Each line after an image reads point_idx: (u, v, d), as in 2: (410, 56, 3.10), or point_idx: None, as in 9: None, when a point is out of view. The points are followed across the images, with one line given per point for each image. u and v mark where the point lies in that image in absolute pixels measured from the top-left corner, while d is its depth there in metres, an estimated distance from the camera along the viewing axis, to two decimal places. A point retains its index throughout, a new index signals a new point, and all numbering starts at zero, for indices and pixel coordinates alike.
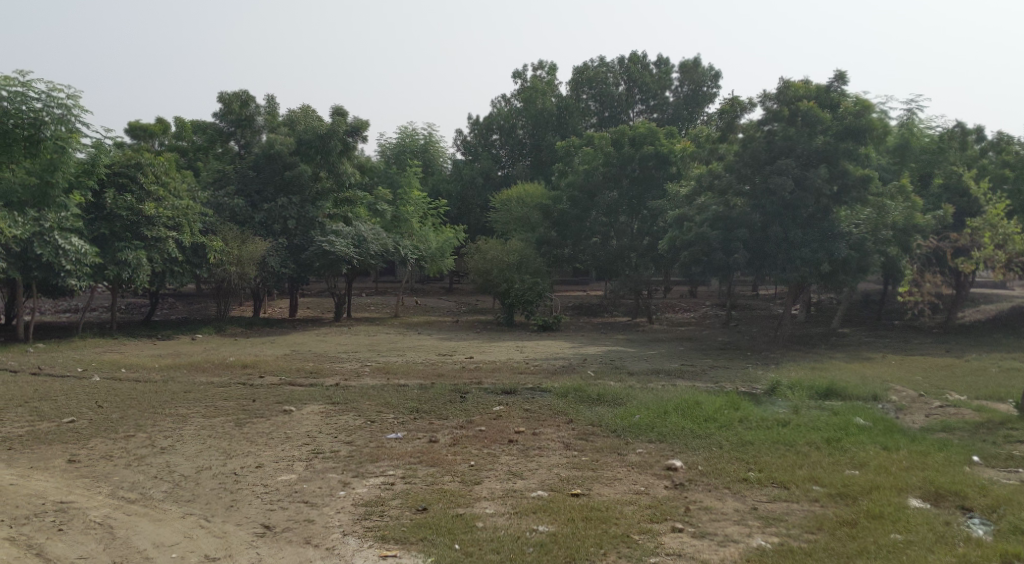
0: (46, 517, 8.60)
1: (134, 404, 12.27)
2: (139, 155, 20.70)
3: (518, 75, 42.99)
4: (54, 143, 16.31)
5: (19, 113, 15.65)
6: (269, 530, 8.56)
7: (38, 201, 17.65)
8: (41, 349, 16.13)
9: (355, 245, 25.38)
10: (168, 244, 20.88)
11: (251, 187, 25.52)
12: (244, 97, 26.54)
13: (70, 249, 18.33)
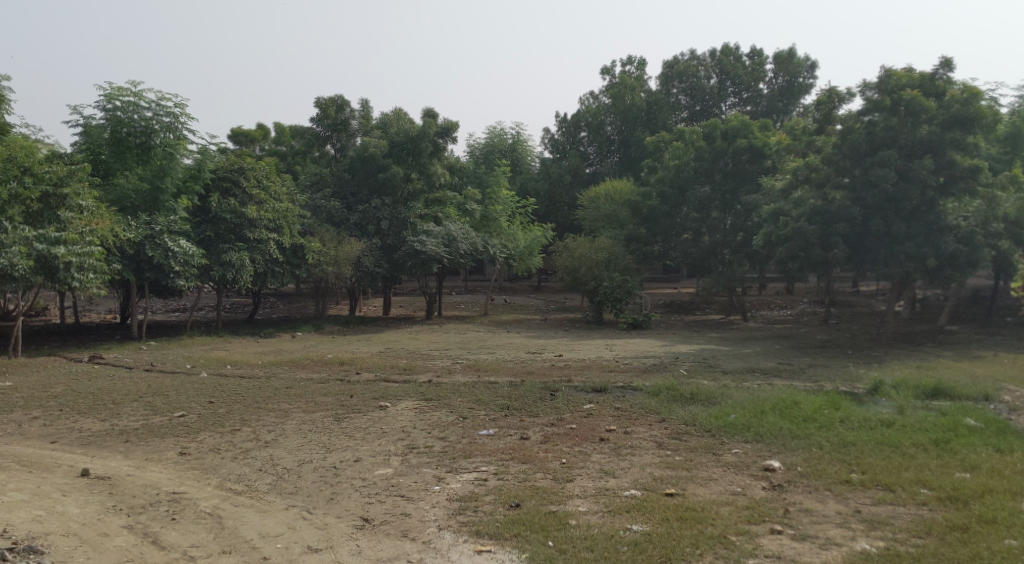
0: (161, 506, 9.04)
1: (239, 399, 12.77)
2: (242, 160, 21.65)
3: (606, 71, 42.66)
4: (161, 149, 19.37)
5: (130, 122, 18.99)
6: (368, 523, 8.77)
7: (149, 206, 19.53)
8: (153, 346, 16.96)
9: (445, 244, 25.69)
10: (269, 245, 21.56)
11: (347, 190, 26.45)
12: (339, 102, 27.25)
13: (179, 251, 18.97)
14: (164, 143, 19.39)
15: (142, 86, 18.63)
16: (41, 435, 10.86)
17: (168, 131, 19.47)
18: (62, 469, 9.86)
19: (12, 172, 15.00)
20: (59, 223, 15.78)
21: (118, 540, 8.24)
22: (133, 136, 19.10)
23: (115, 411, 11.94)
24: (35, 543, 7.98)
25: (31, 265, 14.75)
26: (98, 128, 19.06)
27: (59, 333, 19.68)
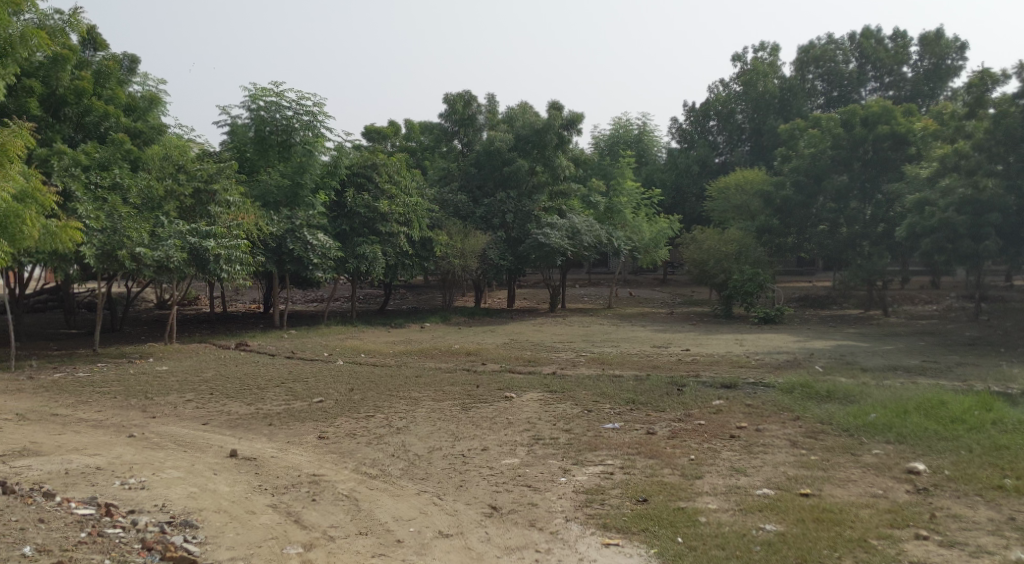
0: (302, 488, 9.49)
1: (373, 387, 13.22)
2: (375, 156, 22.28)
3: (737, 58, 41.58)
4: (301, 146, 20.38)
5: (274, 120, 20.12)
6: (496, 512, 8.91)
7: (290, 201, 20.37)
8: (293, 335, 17.74)
9: (570, 237, 25.68)
10: (400, 239, 22.10)
11: (473, 184, 26.97)
12: (467, 98, 27.93)
13: (317, 244, 19.65)
14: (303, 141, 20.35)
15: (284, 87, 19.62)
16: (195, 416, 11.57)
17: (307, 129, 20.33)
18: (213, 449, 10.49)
19: (167, 170, 16.31)
20: (210, 217, 16.69)
21: (264, 518, 8.68)
22: (276, 135, 20.19)
23: (259, 395, 12.60)
24: (191, 517, 8.52)
25: (186, 257, 15.48)
26: (244, 128, 20.50)
27: (208, 321, 20.94)
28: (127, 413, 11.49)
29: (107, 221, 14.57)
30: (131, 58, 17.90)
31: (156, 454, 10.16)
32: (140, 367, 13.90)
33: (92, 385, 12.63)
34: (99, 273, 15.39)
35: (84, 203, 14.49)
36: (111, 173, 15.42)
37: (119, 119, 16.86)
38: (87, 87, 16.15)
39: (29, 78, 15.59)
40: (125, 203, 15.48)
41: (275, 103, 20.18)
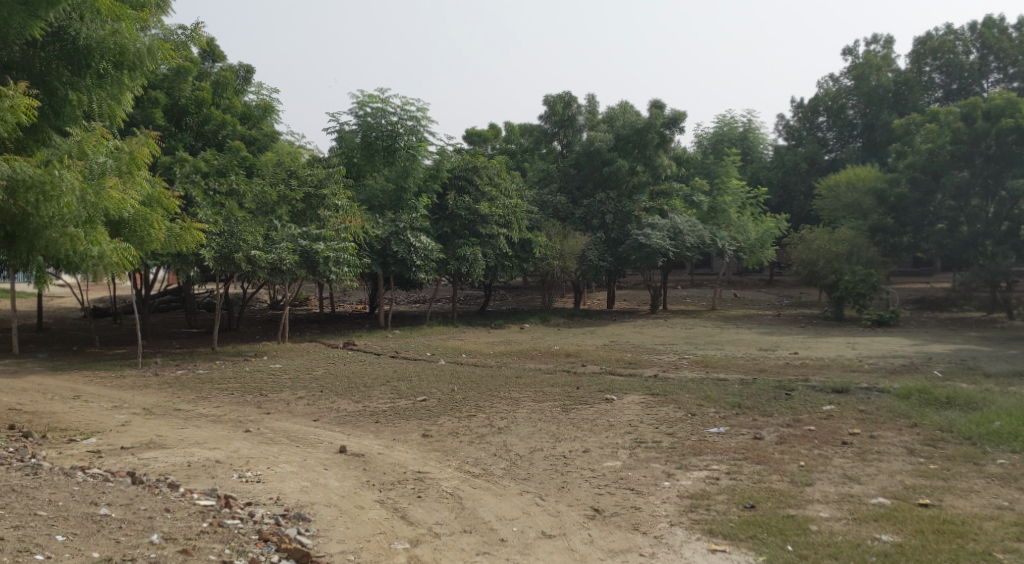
0: (408, 484, 9.68)
1: (475, 387, 13.38)
2: (475, 159, 22.53)
3: (847, 51, 40.21)
4: (404, 151, 20.94)
5: (379, 126, 20.89)
6: (598, 514, 8.89)
7: (394, 204, 20.95)
8: (398, 335, 18.15)
9: (671, 238, 25.39)
10: (500, 241, 22.28)
11: (572, 184, 27.14)
12: (568, 99, 28.08)
13: (420, 247, 20.00)
14: (406, 146, 20.92)
15: (389, 92, 19.97)
16: (306, 413, 11.98)
17: (411, 134, 21.03)
18: (323, 444, 10.83)
19: (280, 176, 16.93)
20: (319, 221, 17.23)
21: (372, 513, 8.90)
22: (381, 140, 21.00)
23: (366, 393, 12.94)
24: (304, 511, 8.81)
25: (297, 259, 15.97)
26: (351, 134, 21.22)
27: (317, 321, 21.67)
28: (244, 409, 11.99)
29: (224, 225, 15.23)
30: (246, 68, 18.64)
31: (271, 448, 10.56)
32: (255, 365, 14.48)
33: (210, 382, 13.23)
34: (217, 275, 16.12)
35: (204, 208, 15.23)
36: (228, 180, 16.15)
37: (235, 127, 17.68)
38: (206, 97, 16.97)
39: (155, 90, 16.52)
40: (241, 208, 16.13)
41: (380, 110, 20.95)
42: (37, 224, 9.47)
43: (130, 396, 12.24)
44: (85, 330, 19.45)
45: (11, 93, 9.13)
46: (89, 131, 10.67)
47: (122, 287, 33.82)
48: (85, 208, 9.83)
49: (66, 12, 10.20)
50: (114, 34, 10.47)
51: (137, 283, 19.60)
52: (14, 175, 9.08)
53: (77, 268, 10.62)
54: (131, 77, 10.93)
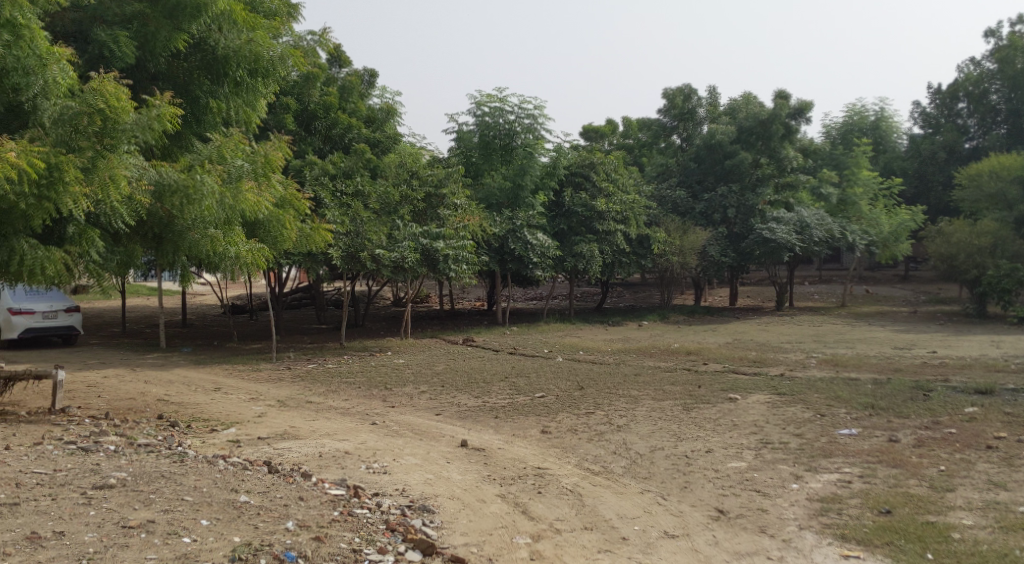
0: (529, 480, 9.75)
1: (594, 384, 13.36)
2: (592, 155, 22.48)
3: (991, 32, 37.74)
4: (521, 148, 21.20)
5: (497, 125, 21.13)
6: (723, 515, 8.71)
7: (512, 202, 20.98)
8: (516, 332, 18.35)
9: (797, 232, 24.69)
10: (617, 237, 22.22)
11: (693, 179, 26.80)
12: (688, 91, 27.95)
13: (537, 244, 20.13)
14: (524, 144, 21.16)
15: (503, 90, 19.88)
16: (429, 407, 12.25)
17: (528, 132, 21.20)
18: (445, 438, 11.04)
19: (402, 177, 17.27)
20: (439, 220, 17.56)
21: (494, 507, 9.01)
22: (500, 139, 21.24)
23: (485, 389, 13.12)
24: (428, 503, 9.00)
25: (418, 257, 16.32)
26: (469, 135, 21.63)
27: (438, 317, 22.16)
28: (370, 402, 12.37)
29: (351, 225, 15.77)
30: (371, 72, 19.29)
31: (396, 441, 10.86)
32: (380, 360, 14.93)
33: (338, 376, 13.72)
34: (344, 273, 16.74)
35: (332, 209, 15.81)
36: (354, 181, 16.67)
37: (361, 131, 18.24)
38: (334, 101, 17.70)
39: (286, 96, 17.30)
40: (367, 208, 16.62)
41: (496, 109, 21.23)
42: (181, 227, 10.14)
43: (265, 389, 12.84)
44: (225, 327, 20.58)
45: (158, 102, 9.79)
46: (228, 137, 11.16)
47: (257, 286, 35.58)
48: (224, 210, 10.33)
49: (207, 23, 10.83)
50: (249, 43, 11.00)
51: (272, 281, 20.58)
52: (161, 180, 9.84)
53: (217, 267, 11.19)
54: (264, 84, 11.54)
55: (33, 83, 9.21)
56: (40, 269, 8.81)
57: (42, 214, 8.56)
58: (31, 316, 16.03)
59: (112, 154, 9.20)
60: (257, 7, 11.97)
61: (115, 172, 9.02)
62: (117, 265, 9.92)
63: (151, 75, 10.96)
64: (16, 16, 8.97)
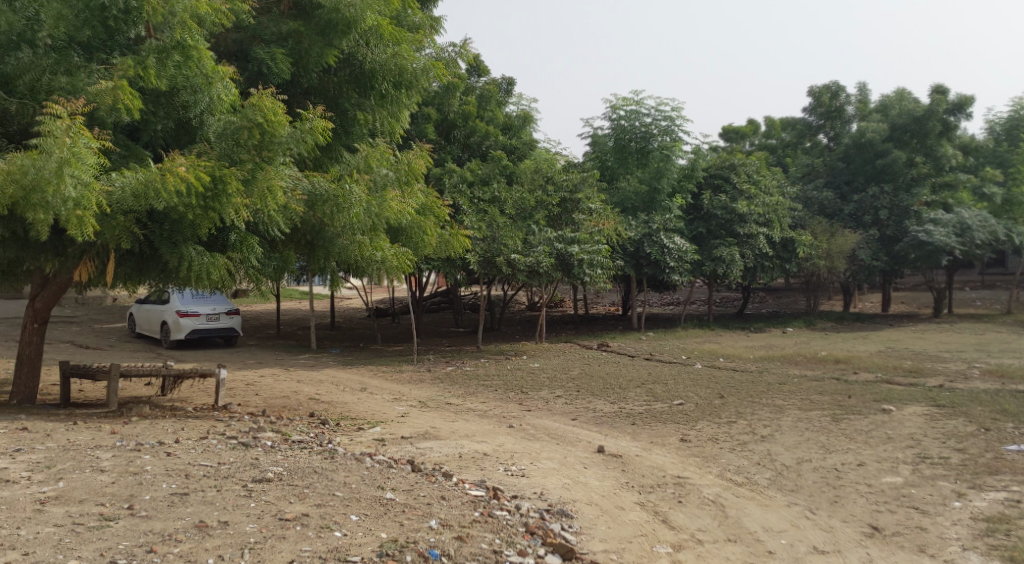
0: (668, 488, 9.60)
1: (736, 392, 13.03)
2: (731, 157, 22.53)
3: None
4: (658, 151, 20.94)
5: (633, 128, 21.05)
6: (878, 532, 8.30)
7: (647, 206, 21.03)
8: (653, 337, 18.16)
9: (958, 234, 23.21)
10: (760, 241, 21.43)
11: (841, 179, 25.87)
12: (835, 89, 27.03)
13: (674, 248, 19.85)
14: (660, 147, 20.88)
15: (643, 93, 19.86)
16: (565, 412, 12.28)
17: (665, 134, 21.05)
18: (582, 443, 11.03)
19: (537, 182, 17.45)
20: (574, 225, 17.59)
21: (633, 515, 8.92)
22: (636, 142, 21.15)
23: (622, 395, 13.04)
24: (567, 507, 8.98)
25: (554, 262, 16.40)
26: (603, 139, 21.77)
27: (574, 322, 22.23)
28: (507, 405, 12.53)
29: (487, 230, 16.15)
30: (508, 80, 19.64)
31: (533, 444, 10.94)
32: (516, 364, 15.11)
33: (476, 378, 13.98)
34: (480, 278, 17.08)
35: (469, 216, 16.18)
36: (490, 188, 17.00)
37: (497, 137, 18.61)
38: (472, 110, 18.17)
39: (427, 107, 17.83)
40: (503, 214, 16.95)
41: (633, 112, 21.29)
42: (331, 233, 10.64)
43: (408, 389, 13.24)
44: (369, 329, 21.39)
45: (311, 116, 10.20)
46: (375, 147, 11.59)
47: (399, 290, 36.78)
48: (370, 218, 10.69)
49: (356, 39, 11.34)
50: (395, 57, 11.44)
51: (413, 285, 21.22)
52: (313, 191, 10.36)
53: (364, 272, 11.61)
54: (408, 95, 11.93)
55: (200, 100, 9.91)
56: (206, 275, 9.40)
57: (207, 223, 9.15)
58: (196, 318, 17.19)
59: (269, 166, 9.70)
60: (402, 20, 12.42)
61: (272, 183, 9.49)
62: (273, 270, 10.54)
63: (303, 90, 11.50)
64: (186, 38, 9.67)
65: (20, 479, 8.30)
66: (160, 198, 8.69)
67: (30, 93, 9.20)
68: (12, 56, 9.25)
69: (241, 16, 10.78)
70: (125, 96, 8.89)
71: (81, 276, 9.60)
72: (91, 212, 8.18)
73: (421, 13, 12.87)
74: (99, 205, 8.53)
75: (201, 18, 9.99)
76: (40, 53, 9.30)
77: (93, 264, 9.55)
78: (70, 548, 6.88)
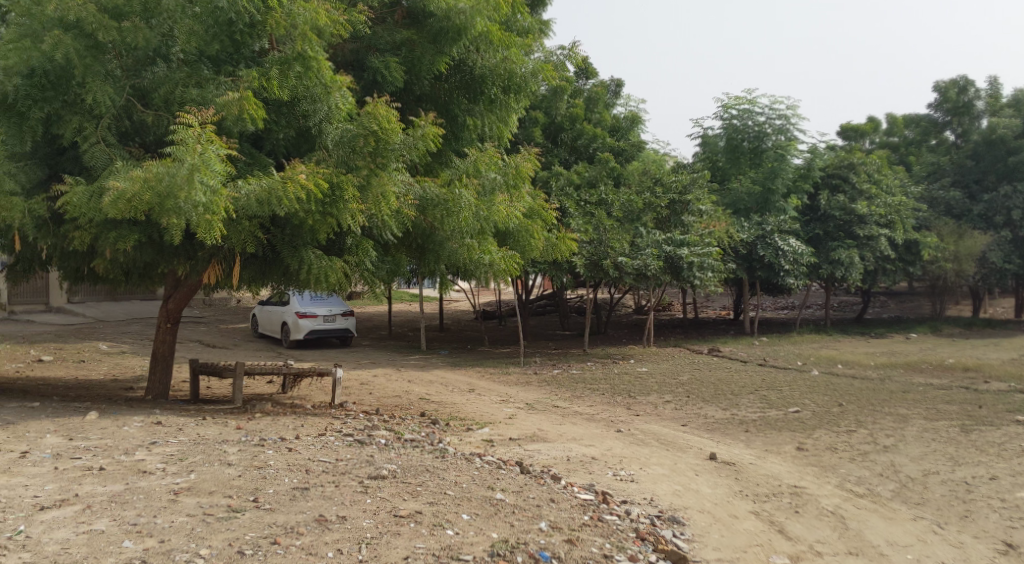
0: (784, 498, 9.33)
1: (855, 400, 12.57)
2: (852, 156, 21.65)
3: None
4: (772, 151, 20.48)
5: (746, 128, 20.67)
6: (1013, 550, 7.86)
7: (762, 207, 20.52)
8: (766, 342, 17.71)
9: None
10: (881, 243, 20.59)
11: (969, 178, 24.59)
12: (964, 83, 25.82)
13: (789, 250, 19.31)
14: (775, 147, 20.48)
15: (755, 92, 19.52)
16: (674, 417, 12.11)
17: (780, 133, 20.54)
18: (693, 450, 10.85)
19: (646, 184, 17.32)
20: (683, 227, 17.28)
21: (747, 524, 8.71)
22: (748, 141, 20.70)
23: (734, 401, 12.76)
24: (678, 514, 8.84)
25: (662, 265, 16.21)
26: (714, 139, 21.34)
27: (682, 326, 21.91)
28: (615, 410, 12.46)
29: (594, 233, 16.15)
30: (617, 82, 19.74)
31: (642, 450, 10.83)
32: (624, 368, 15.01)
33: (583, 382, 13.96)
34: (587, 281, 17.06)
35: (576, 218, 16.22)
36: (598, 191, 17.04)
37: (605, 140, 18.55)
38: (579, 112, 18.30)
39: (536, 110, 18.12)
40: (609, 216, 16.87)
41: (747, 111, 20.97)
42: (441, 237, 10.87)
43: (516, 391, 13.34)
44: (478, 331, 21.71)
45: (423, 123, 10.26)
46: (484, 152, 11.74)
47: (504, 293, 37.09)
48: (478, 221, 10.86)
49: (466, 46, 11.59)
50: (505, 61, 11.71)
51: (520, 290, 21.35)
52: (424, 195, 10.52)
53: (472, 275, 11.81)
54: (517, 99, 12.13)
55: (318, 110, 10.15)
56: (324, 278, 9.72)
57: (326, 228, 9.46)
58: (314, 319, 17.83)
59: (383, 172, 9.96)
60: (512, 25, 12.56)
61: (386, 189, 9.76)
62: (386, 273, 10.82)
63: (416, 97, 11.67)
64: (306, 49, 9.97)
65: (155, 470, 8.78)
66: (283, 204, 9.01)
67: (165, 105, 9.74)
68: (150, 71, 9.86)
69: (358, 27, 11.06)
70: (250, 106, 9.29)
71: (209, 279, 10.05)
72: (218, 217, 8.59)
73: (530, 17, 13.01)
74: (226, 211, 8.89)
75: (320, 30, 10.31)
76: (173, 67, 9.87)
77: (221, 267, 10.02)
78: (201, 537, 7.21)
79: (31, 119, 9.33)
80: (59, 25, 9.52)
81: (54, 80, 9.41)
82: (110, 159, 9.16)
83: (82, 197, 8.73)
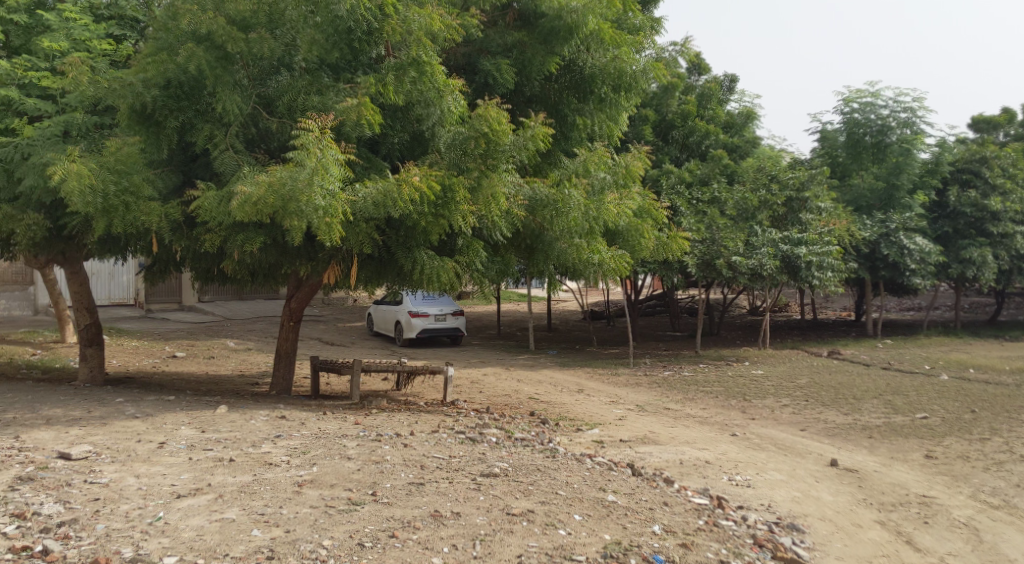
0: (912, 508, 8.93)
1: (990, 407, 11.91)
2: (985, 148, 20.38)
3: None
4: (896, 145, 19.59)
5: (868, 122, 19.80)
6: None
7: (885, 204, 19.93)
8: (890, 345, 17.01)
9: None
10: (1017, 240, 19.88)
11: None
12: None
13: (915, 249, 18.54)
14: (900, 140, 19.61)
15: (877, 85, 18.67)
16: (792, 422, 11.78)
17: (905, 127, 19.62)
18: (813, 455, 10.53)
19: (761, 181, 16.92)
20: (801, 225, 16.80)
21: (872, 533, 8.38)
22: (870, 136, 19.84)
23: (856, 406, 12.30)
24: (797, 521, 8.58)
25: (779, 264, 15.81)
26: (834, 134, 20.60)
27: (799, 328, 21.27)
28: (730, 413, 12.22)
29: (707, 232, 16.02)
30: (730, 77, 19.36)
31: (759, 454, 10.57)
32: (738, 370, 14.69)
33: (695, 384, 13.74)
34: (699, 281, 16.80)
35: (688, 217, 16.13)
36: (710, 189, 16.82)
37: (718, 136, 18.25)
38: (691, 109, 18.03)
39: (645, 107, 18.02)
40: (723, 215, 16.69)
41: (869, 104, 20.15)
42: (550, 237, 10.94)
43: (626, 392, 13.25)
44: (587, 331, 21.70)
45: (533, 123, 10.36)
46: (593, 151, 11.73)
47: (612, 293, 36.86)
48: (588, 222, 10.85)
49: (577, 45, 11.63)
50: (614, 60, 11.62)
51: (630, 290, 21.20)
52: (534, 196, 10.63)
53: (581, 275, 11.83)
54: (627, 98, 12.00)
55: (432, 113, 10.36)
56: (436, 278, 9.91)
57: (438, 229, 9.62)
58: (425, 318, 18.22)
59: (493, 173, 10.08)
60: (623, 23, 12.50)
61: (496, 190, 9.87)
62: (496, 273, 10.91)
63: (526, 98, 11.77)
64: (421, 55, 10.12)
65: (280, 462, 9.15)
66: (397, 207, 9.25)
67: (288, 112, 10.13)
68: (275, 80, 10.26)
69: (471, 31, 11.23)
70: (368, 112, 9.58)
71: (329, 278, 10.37)
72: (337, 219, 8.87)
73: (642, 14, 12.88)
74: (343, 214, 9.16)
75: (435, 35, 10.48)
76: (296, 76, 10.28)
77: (340, 268, 10.33)
78: (324, 528, 7.46)
79: (167, 128, 9.94)
80: (191, 38, 9.95)
81: (189, 91, 10.02)
82: (238, 165, 9.54)
83: (212, 201, 9.13)
